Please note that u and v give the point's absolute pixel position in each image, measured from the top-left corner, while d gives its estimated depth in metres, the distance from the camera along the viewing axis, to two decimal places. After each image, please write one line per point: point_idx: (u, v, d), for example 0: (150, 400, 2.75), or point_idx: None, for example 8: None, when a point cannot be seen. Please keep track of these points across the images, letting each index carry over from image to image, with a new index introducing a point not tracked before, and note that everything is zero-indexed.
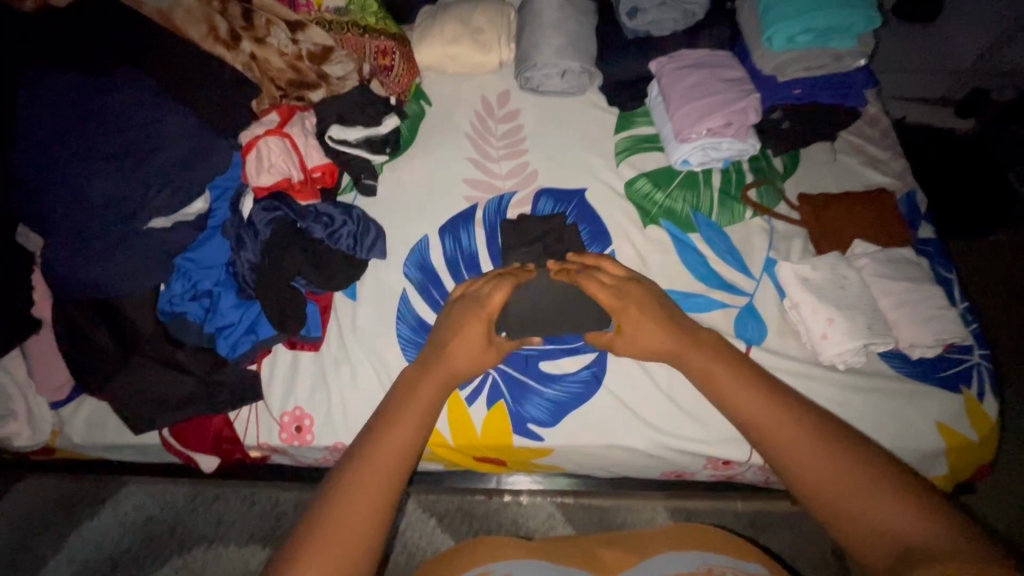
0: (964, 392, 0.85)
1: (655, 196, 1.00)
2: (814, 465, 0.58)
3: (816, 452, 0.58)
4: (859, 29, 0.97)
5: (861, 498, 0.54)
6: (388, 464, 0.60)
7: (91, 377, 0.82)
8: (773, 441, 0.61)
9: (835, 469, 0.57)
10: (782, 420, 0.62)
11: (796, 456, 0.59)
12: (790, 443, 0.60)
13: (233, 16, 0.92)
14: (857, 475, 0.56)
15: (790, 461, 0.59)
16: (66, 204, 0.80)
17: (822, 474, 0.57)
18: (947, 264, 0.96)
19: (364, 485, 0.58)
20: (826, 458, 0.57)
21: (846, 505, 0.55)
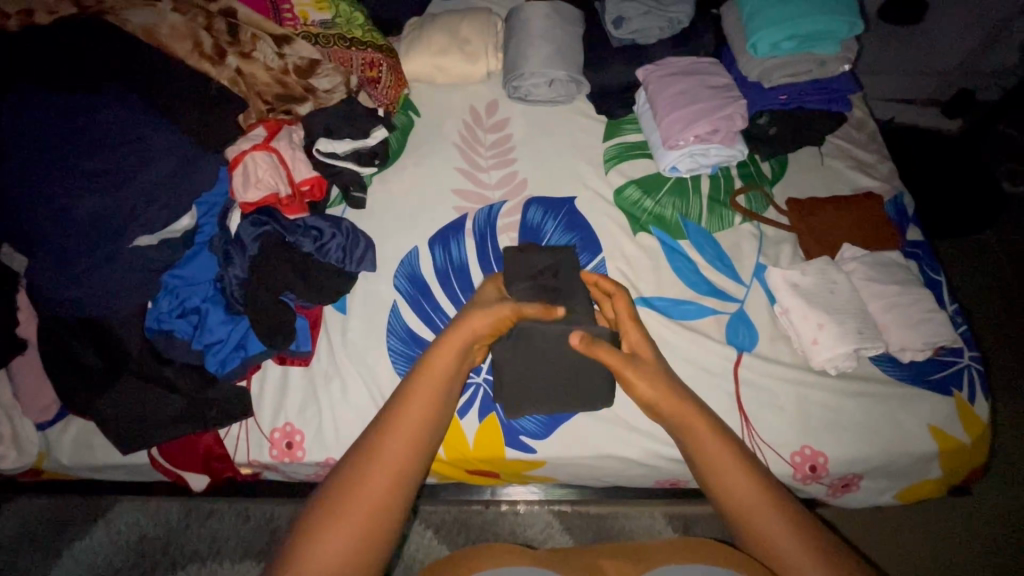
0: (956, 395, 0.85)
1: (644, 203, 1.00)
2: (715, 456, 0.63)
3: (725, 462, 0.63)
4: (841, 35, 0.98)
5: (761, 515, 0.59)
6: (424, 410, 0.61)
7: (78, 397, 0.81)
8: (696, 442, 0.65)
9: (743, 481, 0.61)
10: (704, 428, 0.65)
11: (707, 452, 0.64)
12: (704, 444, 0.64)
13: (219, 32, 0.94)
14: (761, 492, 0.61)
15: (702, 459, 0.64)
16: (49, 223, 0.79)
17: (730, 478, 0.62)
18: (936, 267, 0.97)
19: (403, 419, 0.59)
20: (731, 464, 0.62)
21: (743, 509, 0.60)
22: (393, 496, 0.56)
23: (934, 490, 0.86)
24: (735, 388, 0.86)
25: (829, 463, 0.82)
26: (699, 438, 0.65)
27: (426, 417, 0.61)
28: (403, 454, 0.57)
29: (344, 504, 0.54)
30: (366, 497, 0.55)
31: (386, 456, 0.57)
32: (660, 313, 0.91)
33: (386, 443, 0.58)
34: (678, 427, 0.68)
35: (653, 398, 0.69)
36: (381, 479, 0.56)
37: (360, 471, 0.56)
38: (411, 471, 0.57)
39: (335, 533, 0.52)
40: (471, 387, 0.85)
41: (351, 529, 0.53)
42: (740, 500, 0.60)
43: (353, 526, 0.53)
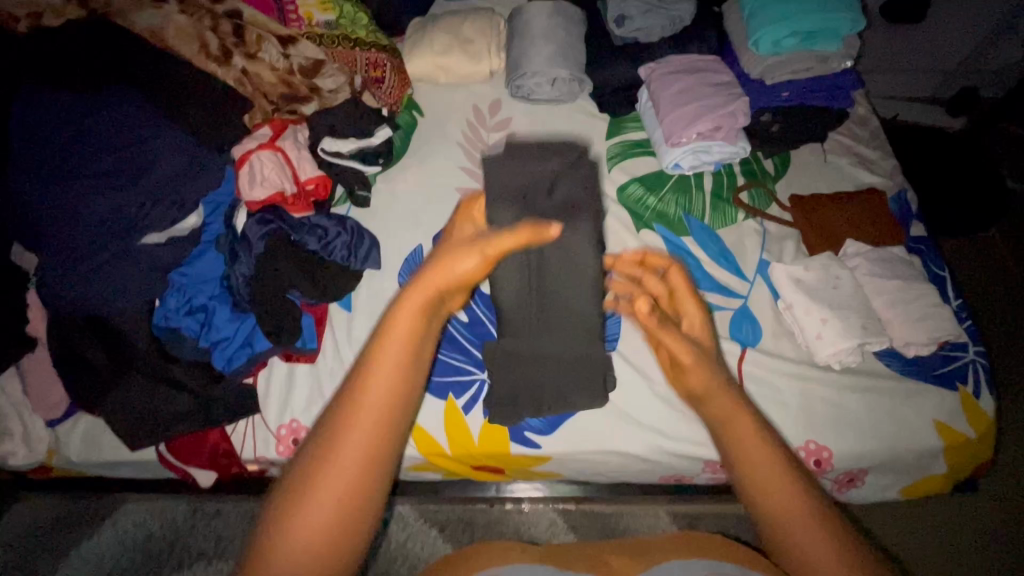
0: (960, 390, 0.85)
1: (648, 200, 1.00)
2: (764, 472, 0.49)
3: (773, 480, 0.49)
4: (843, 32, 0.98)
5: (814, 546, 0.48)
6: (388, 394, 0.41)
7: (86, 394, 0.82)
8: (738, 448, 0.51)
9: (797, 505, 0.48)
10: (750, 434, 0.50)
11: (754, 466, 0.50)
12: (748, 450, 0.50)
13: (224, 33, 0.95)
14: (815, 521, 0.48)
15: (748, 478, 0.50)
16: (59, 222, 0.80)
17: (778, 499, 0.49)
18: (940, 262, 0.96)
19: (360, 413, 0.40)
20: (777, 476, 0.49)
21: (791, 533, 0.48)
22: (359, 505, 0.40)
23: (940, 485, 0.86)
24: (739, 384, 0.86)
25: (834, 458, 0.82)
26: (741, 441, 0.50)
27: (395, 403, 0.41)
28: (366, 457, 0.40)
29: (294, 525, 0.39)
30: (321, 522, 0.39)
31: (342, 459, 0.40)
32: None
33: (342, 447, 0.40)
34: (714, 424, 0.53)
35: (701, 393, 0.53)
36: (342, 490, 0.40)
37: (311, 482, 0.40)
38: (385, 471, 0.41)
39: (285, 561, 0.39)
40: (476, 383, 0.86)
41: (310, 556, 0.39)
42: (787, 522, 0.48)
43: (310, 552, 0.39)
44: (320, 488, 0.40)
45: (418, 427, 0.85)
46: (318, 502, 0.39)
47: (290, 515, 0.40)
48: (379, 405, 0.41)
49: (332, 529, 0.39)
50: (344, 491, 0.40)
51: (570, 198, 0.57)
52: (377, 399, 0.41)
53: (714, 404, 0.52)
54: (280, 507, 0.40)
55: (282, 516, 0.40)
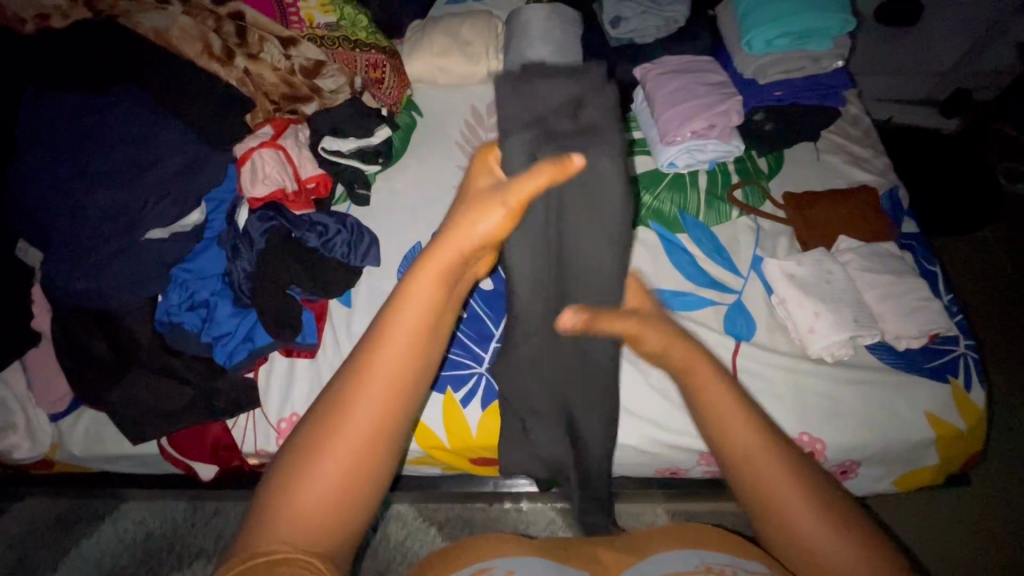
0: (951, 382, 0.86)
1: (643, 198, 1.02)
2: (724, 413, 0.49)
3: (735, 421, 0.48)
4: (835, 32, 1.00)
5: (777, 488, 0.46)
6: (404, 356, 0.42)
7: (89, 388, 0.83)
8: (698, 391, 0.50)
9: (758, 445, 0.47)
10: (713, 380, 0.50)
11: (715, 408, 0.49)
12: (707, 394, 0.50)
13: (228, 34, 0.97)
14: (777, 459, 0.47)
15: (709, 422, 0.49)
16: (64, 217, 0.82)
17: (742, 441, 0.48)
18: (931, 258, 0.98)
19: (375, 373, 0.41)
20: (736, 421, 0.48)
21: (762, 481, 0.46)
22: (379, 446, 0.41)
23: (932, 476, 0.87)
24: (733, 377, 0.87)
25: (827, 450, 0.83)
26: (702, 385, 0.50)
27: (411, 366, 0.42)
28: (390, 395, 0.41)
29: (316, 459, 0.40)
30: (332, 473, 0.40)
31: (365, 399, 0.40)
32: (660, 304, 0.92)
33: (369, 385, 0.41)
34: (676, 374, 0.53)
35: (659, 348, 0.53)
36: (363, 427, 0.40)
37: (334, 421, 0.41)
38: (405, 413, 0.42)
39: (307, 492, 0.39)
40: (473, 377, 0.87)
41: (331, 491, 0.40)
42: (751, 459, 0.47)
43: (331, 487, 0.40)
44: (344, 426, 0.40)
45: (416, 420, 0.86)
46: (342, 440, 0.40)
47: (310, 453, 0.40)
48: (404, 346, 0.42)
49: (353, 466, 0.40)
50: (367, 430, 0.40)
51: (594, 121, 0.47)
52: (402, 346, 0.42)
53: (674, 349, 0.53)
54: (301, 444, 0.41)
55: (304, 453, 0.40)
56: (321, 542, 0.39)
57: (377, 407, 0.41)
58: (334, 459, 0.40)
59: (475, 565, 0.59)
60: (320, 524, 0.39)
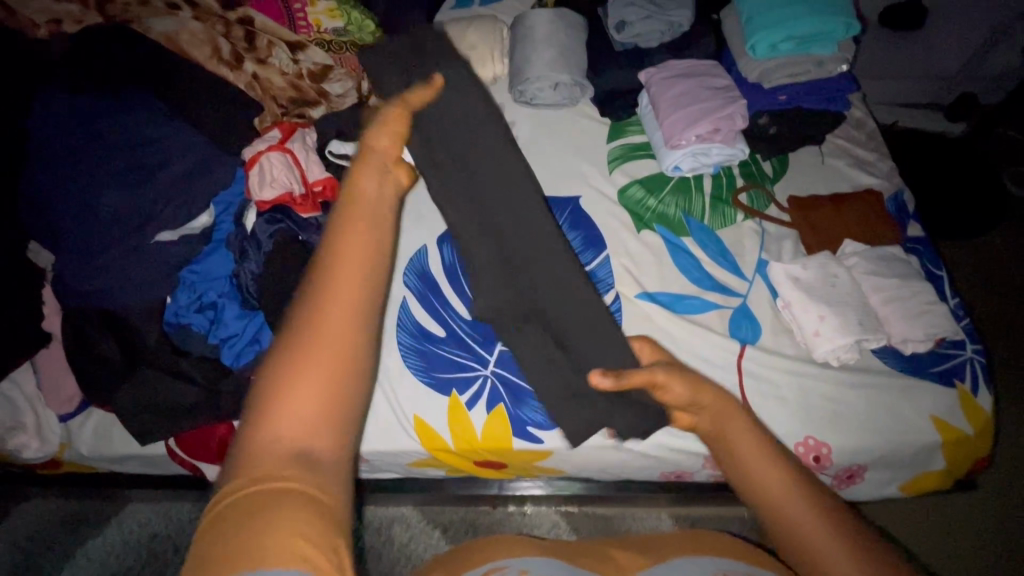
0: (958, 387, 0.86)
1: (648, 202, 1.02)
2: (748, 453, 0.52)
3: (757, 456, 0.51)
4: (838, 36, 1.00)
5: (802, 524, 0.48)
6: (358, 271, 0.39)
7: (98, 388, 0.84)
8: (732, 446, 0.53)
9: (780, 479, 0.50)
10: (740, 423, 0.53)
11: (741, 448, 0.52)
12: (740, 451, 0.52)
13: (236, 39, 0.98)
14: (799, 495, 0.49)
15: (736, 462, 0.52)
16: (76, 220, 0.83)
17: (765, 478, 0.50)
18: (937, 262, 0.98)
19: (333, 290, 0.38)
20: (772, 487, 0.50)
21: (783, 514, 0.49)
22: (345, 369, 0.37)
23: (938, 481, 0.86)
24: (738, 381, 0.87)
25: (833, 454, 0.83)
26: (733, 441, 0.53)
27: (366, 281, 0.39)
28: (351, 290, 0.38)
29: (288, 375, 0.36)
30: (308, 400, 0.36)
31: (324, 301, 0.38)
32: (664, 307, 0.93)
33: (331, 290, 0.38)
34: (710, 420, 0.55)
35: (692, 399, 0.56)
36: (333, 332, 0.37)
37: (298, 334, 0.37)
38: (372, 314, 0.39)
39: (276, 414, 0.35)
40: (479, 379, 0.87)
41: (306, 405, 0.36)
42: (781, 512, 0.49)
43: (308, 399, 0.36)
44: (309, 351, 0.36)
45: (422, 422, 0.86)
46: (310, 351, 0.36)
47: (274, 375, 0.36)
48: (352, 248, 0.40)
49: (323, 375, 0.36)
50: (336, 337, 0.37)
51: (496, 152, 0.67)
52: (353, 251, 0.40)
53: (709, 399, 0.55)
54: (266, 369, 0.37)
55: (272, 374, 0.36)
56: (313, 457, 0.35)
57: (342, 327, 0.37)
58: (309, 371, 0.36)
59: (487, 564, 0.58)
60: (306, 442, 0.35)
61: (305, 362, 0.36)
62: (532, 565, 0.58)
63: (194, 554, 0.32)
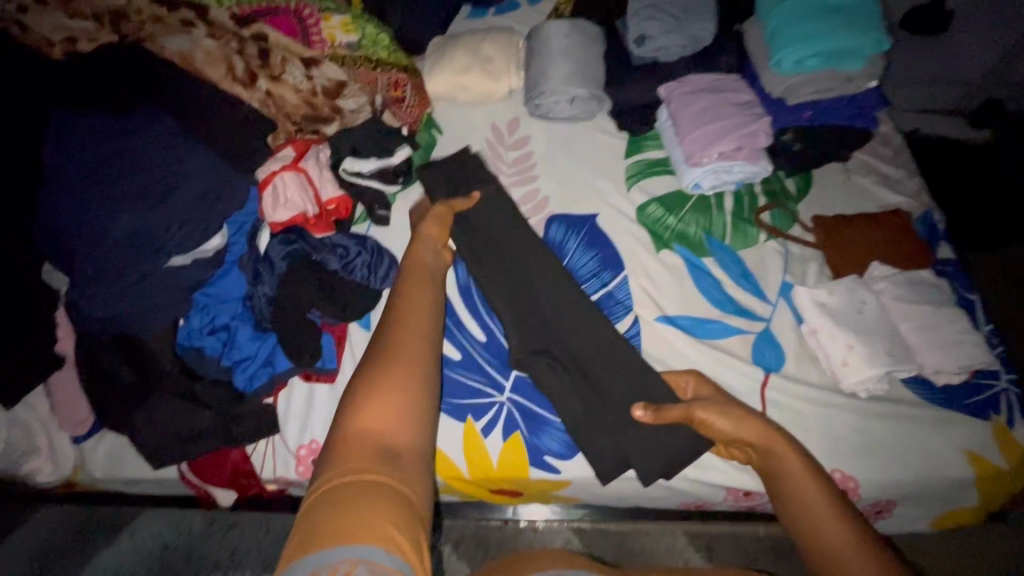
0: (992, 419, 0.83)
1: (667, 221, 1.00)
2: (790, 467, 0.62)
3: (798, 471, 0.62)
4: (869, 51, 0.97)
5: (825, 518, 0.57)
6: (421, 319, 0.58)
7: (112, 412, 0.83)
8: (780, 466, 0.63)
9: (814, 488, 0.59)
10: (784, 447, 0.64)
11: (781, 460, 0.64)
12: (794, 479, 0.61)
13: (251, 56, 0.97)
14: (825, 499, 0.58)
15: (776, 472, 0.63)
16: (90, 243, 0.82)
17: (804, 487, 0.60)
18: (968, 285, 0.94)
19: (404, 330, 0.55)
20: (816, 507, 0.58)
21: (808, 508, 0.58)
22: (414, 383, 0.52)
23: (970, 517, 0.83)
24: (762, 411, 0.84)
25: (860, 488, 0.80)
26: (785, 462, 0.63)
27: (428, 326, 0.58)
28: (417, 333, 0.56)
29: (374, 390, 0.50)
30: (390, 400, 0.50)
31: (400, 341, 0.54)
32: (684, 331, 0.90)
33: (404, 333, 0.55)
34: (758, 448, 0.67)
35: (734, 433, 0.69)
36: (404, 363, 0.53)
37: (380, 364, 0.52)
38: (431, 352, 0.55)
39: (367, 421, 0.49)
40: (495, 406, 0.86)
41: (386, 413, 0.49)
42: (809, 509, 0.58)
43: (389, 409, 0.50)
44: (388, 368, 0.52)
45: (437, 449, 0.84)
46: (391, 372, 0.52)
47: (364, 393, 0.50)
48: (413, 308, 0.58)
49: (398, 395, 0.51)
50: (406, 366, 0.53)
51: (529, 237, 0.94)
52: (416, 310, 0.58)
53: (754, 433, 0.67)
54: (355, 388, 0.51)
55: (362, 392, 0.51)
56: (397, 453, 0.48)
57: (411, 353, 0.54)
58: (390, 390, 0.51)
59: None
60: (389, 440, 0.48)
61: (387, 375, 0.51)
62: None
63: (308, 518, 0.43)
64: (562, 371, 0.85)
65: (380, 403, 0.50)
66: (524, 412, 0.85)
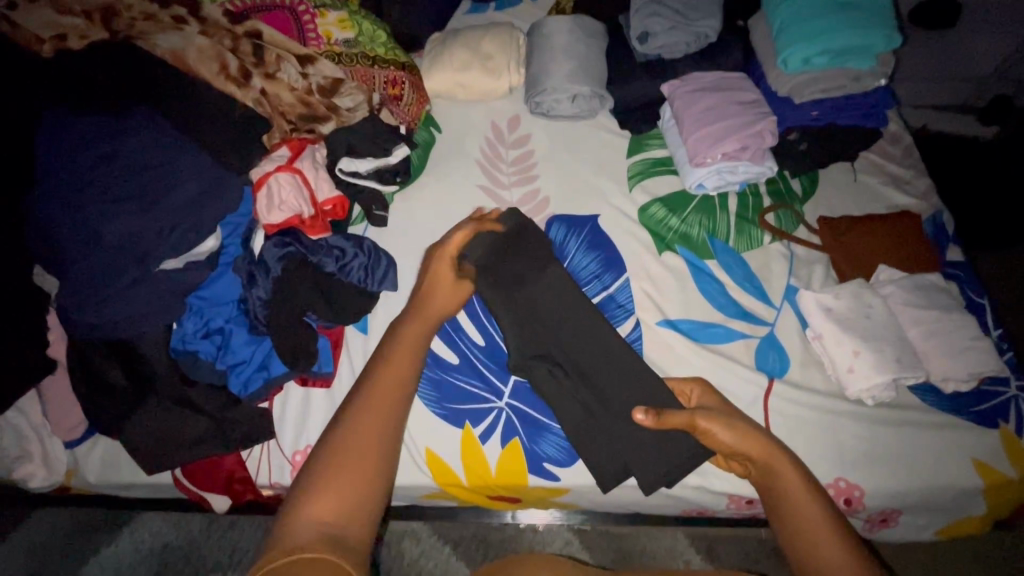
0: (1001, 427, 0.81)
1: (670, 222, 0.98)
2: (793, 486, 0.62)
3: (800, 490, 0.62)
4: (878, 49, 0.94)
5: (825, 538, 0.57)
6: (391, 390, 0.61)
7: (105, 418, 0.82)
8: (782, 485, 0.63)
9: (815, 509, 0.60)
10: (787, 466, 0.64)
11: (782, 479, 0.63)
12: (795, 496, 0.61)
13: (245, 53, 0.95)
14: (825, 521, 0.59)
15: (779, 490, 0.62)
16: (81, 246, 0.81)
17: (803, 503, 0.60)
18: (978, 288, 0.92)
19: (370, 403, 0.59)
20: (819, 527, 0.58)
21: (807, 526, 0.59)
22: (373, 458, 0.55)
23: (977, 526, 0.82)
24: (765, 417, 0.83)
25: (865, 497, 0.79)
26: (786, 482, 0.63)
27: (396, 400, 0.61)
28: (383, 412, 0.59)
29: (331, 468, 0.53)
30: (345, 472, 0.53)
31: (365, 420, 0.57)
32: (686, 336, 0.89)
33: (370, 408, 0.59)
34: (756, 461, 0.66)
35: (735, 446, 0.67)
36: (365, 443, 0.56)
37: (340, 445, 0.55)
38: (395, 430, 0.58)
39: (318, 503, 0.50)
40: (494, 411, 0.84)
41: (339, 496, 0.51)
42: (811, 529, 0.58)
43: (343, 492, 0.52)
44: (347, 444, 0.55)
45: (434, 455, 0.83)
46: (348, 452, 0.55)
47: (320, 476, 0.53)
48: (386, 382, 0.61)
49: (354, 475, 0.53)
50: (368, 445, 0.55)
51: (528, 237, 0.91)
52: (389, 386, 0.61)
53: (755, 447, 0.66)
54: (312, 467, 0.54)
55: (318, 475, 0.53)
56: (345, 538, 0.48)
57: (375, 426, 0.57)
58: (346, 471, 0.53)
59: None
60: (337, 521, 0.49)
61: (349, 451, 0.55)
62: None
63: None
64: (562, 376, 0.83)
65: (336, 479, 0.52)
66: (522, 417, 0.84)
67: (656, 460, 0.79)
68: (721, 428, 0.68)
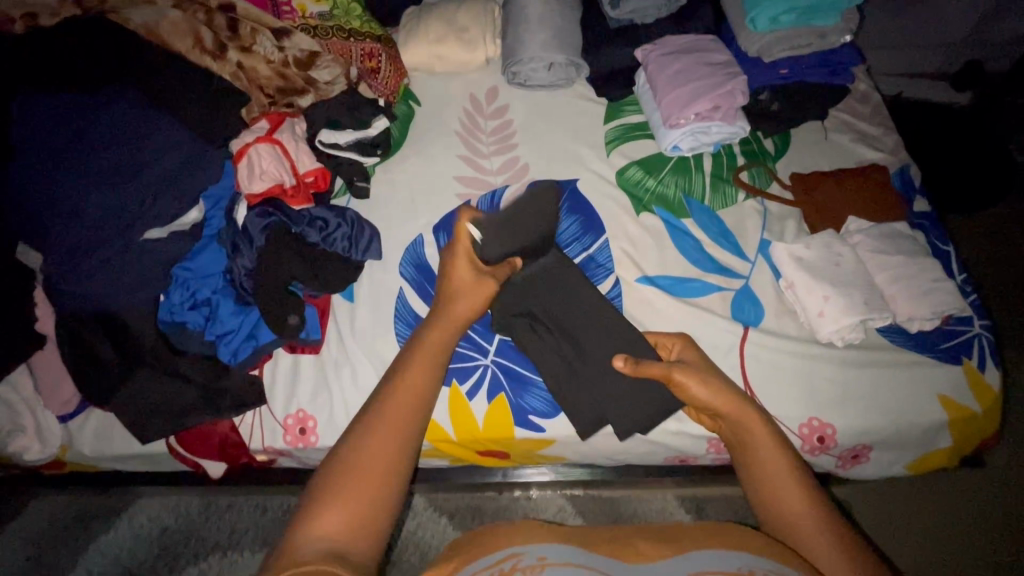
0: (965, 363, 0.85)
1: (646, 183, 1.00)
2: (761, 442, 0.64)
3: (767, 445, 0.64)
4: (842, 4, 0.96)
5: (791, 490, 0.60)
6: (407, 406, 0.59)
7: (96, 389, 0.83)
8: (753, 440, 0.65)
9: (780, 458, 0.63)
10: (756, 421, 0.66)
11: (748, 434, 0.66)
12: (763, 450, 0.64)
13: (219, 27, 0.95)
14: (792, 472, 0.61)
15: (746, 444, 0.65)
16: (63, 220, 0.82)
17: (771, 458, 0.63)
18: (943, 237, 0.96)
19: (386, 418, 0.57)
20: (782, 477, 0.61)
21: (773, 479, 0.62)
22: (385, 480, 0.54)
23: (945, 460, 0.86)
24: (740, 362, 0.86)
25: (837, 435, 0.82)
26: (754, 433, 0.65)
27: (409, 417, 0.58)
28: (398, 421, 0.57)
29: (338, 489, 0.52)
30: (355, 488, 0.53)
31: (380, 430, 0.56)
32: (663, 290, 0.91)
33: (383, 425, 0.57)
34: (727, 415, 0.68)
35: (707, 399, 0.69)
36: (377, 458, 0.55)
37: (349, 460, 0.54)
38: (408, 446, 0.57)
39: (326, 517, 0.51)
40: (479, 369, 0.86)
41: (348, 510, 0.51)
42: (776, 484, 0.61)
43: (348, 509, 0.52)
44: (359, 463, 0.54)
45: None
46: (360, 469, 0.54)
47: (326, 494, 0.52)
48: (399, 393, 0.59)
49: (361, 487, 0.53)
50: (374, 463, 0.54)
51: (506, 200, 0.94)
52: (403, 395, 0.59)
53: (727, 406, 0.68)
54: (319, 489, 0.53)
55: (327, 491, 0.53)
56: (348, 557, 0.49)
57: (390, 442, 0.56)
58: (354, 487, 0.53)
59: (503, 551, 0.55)
60: (341, 543, 0.49)
61: (362, 469, 0.54)
62: (550, 549, 0.56)
63: None
64: (543, 331, 0.87)
65: (347, 498, 0.52)
66: (507, 373, 0.86)
67: (637, 407, 0.83)
68: (693, 383, 0.71)
